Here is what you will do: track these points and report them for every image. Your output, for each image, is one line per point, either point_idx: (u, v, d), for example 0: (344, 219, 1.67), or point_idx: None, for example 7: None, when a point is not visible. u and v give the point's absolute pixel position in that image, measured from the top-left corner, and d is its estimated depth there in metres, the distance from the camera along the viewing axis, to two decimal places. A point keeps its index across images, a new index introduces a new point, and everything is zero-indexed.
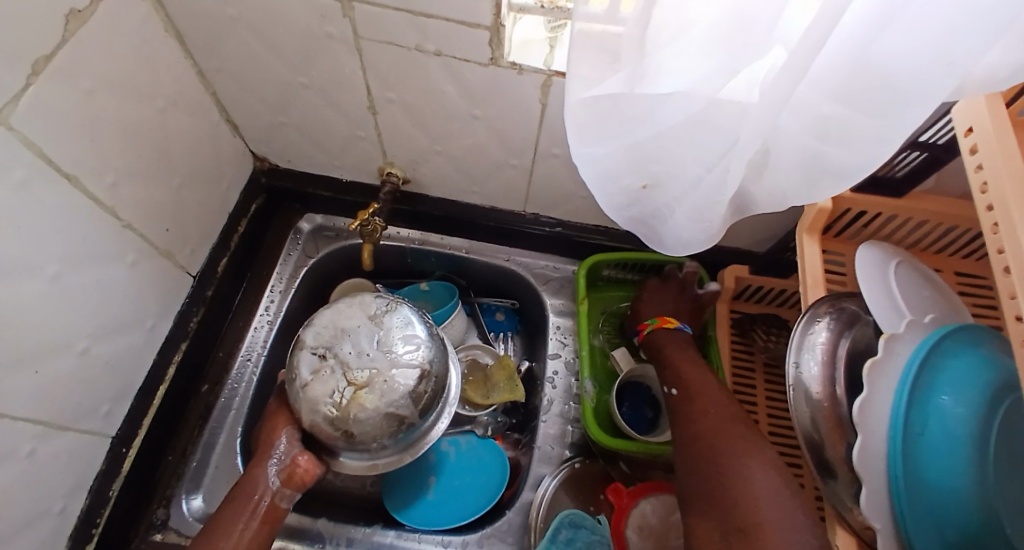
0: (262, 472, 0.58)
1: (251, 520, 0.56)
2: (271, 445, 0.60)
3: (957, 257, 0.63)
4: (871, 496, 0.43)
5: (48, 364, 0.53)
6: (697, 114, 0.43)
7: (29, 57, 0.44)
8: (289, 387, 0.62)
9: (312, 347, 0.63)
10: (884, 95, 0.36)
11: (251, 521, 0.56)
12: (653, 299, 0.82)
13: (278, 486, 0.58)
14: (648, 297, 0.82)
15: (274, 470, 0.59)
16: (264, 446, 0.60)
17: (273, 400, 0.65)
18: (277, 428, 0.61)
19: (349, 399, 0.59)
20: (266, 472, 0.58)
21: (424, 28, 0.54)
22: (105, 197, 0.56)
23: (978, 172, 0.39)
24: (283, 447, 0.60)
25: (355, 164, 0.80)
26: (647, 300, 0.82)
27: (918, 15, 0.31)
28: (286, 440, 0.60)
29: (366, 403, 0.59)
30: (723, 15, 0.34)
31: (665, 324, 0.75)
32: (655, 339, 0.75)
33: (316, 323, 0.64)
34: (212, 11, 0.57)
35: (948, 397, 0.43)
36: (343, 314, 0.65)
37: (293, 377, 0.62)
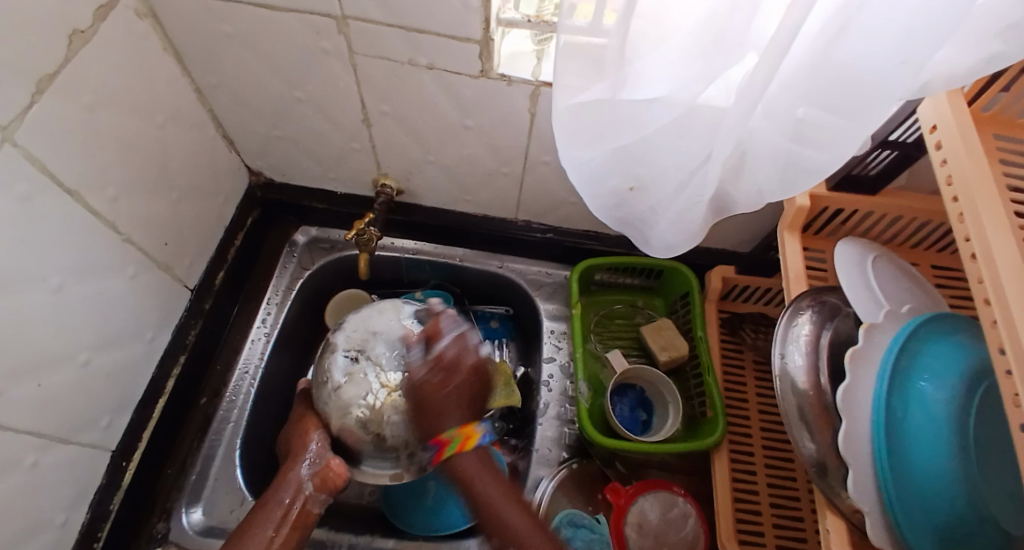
0: (296, 473, 0.59)
1: (280, 526, 0.55)
2: (303, 448, 0.61)
3: (932, 251, 0.66)
4: (859, 480, 0.45)
5: (50, 375, 0.53)
6: (677, 120, 0.45)
7: (34, 74, 0.46)
8: (317, 391, 0.65)
9: (343, 350, 0.66)
10: (846, 97, 0.39)
11: (279, 528, 0.55)
12: (441, 403, 0.58)
13: (311, 489, 0.58)
14: (451, 401, 0.58)
15: (308, 472, 0.59)
16: (296, 449, 0.61)
17: (299, 406, 0.67)
18: (309, 431, 0.63)
19: (381, 400, 0.62)
20: (300, 473, 0.59)
21: (416, 43, 0.57)
22: (106, 210, 0.57)
23: (943, 166, 0.41)
24: (316, 450, 0.61)
25: (350, 176, 0.82)
26: (440, 405, 0.59)
27: (871, 22, 0.34)
28: (318, 442, 0.61)
29: (398, 404, 0.62)
30: (699, 25, 0.37)
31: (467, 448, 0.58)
32: (461, 463, 0.59)
33: (344, 329, 0.68)
34: (211, 29, 0.59)
35: (927, 383, 0.45)
36: (374, 319, 0.68)
37: (324, 380, 0.64)
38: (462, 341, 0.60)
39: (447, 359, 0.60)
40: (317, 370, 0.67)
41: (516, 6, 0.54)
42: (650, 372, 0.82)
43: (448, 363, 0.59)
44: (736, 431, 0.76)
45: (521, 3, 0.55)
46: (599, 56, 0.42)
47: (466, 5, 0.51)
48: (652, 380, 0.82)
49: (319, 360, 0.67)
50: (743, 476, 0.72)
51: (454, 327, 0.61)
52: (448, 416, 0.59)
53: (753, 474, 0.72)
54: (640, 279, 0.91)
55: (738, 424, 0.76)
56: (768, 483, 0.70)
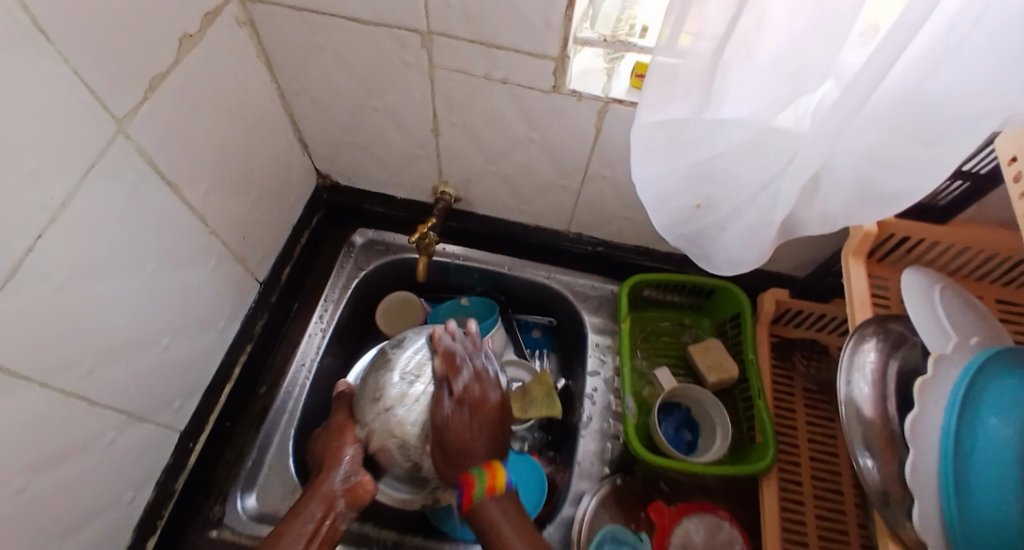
0: (328, 483, 0.60)
1: (312, 541, 0.56)
2: (337, 458, 0.62)
3: (996, 285, 0.64)
4: (923, 512, 0.44)
5: (135, 354, 0.57)
6: (754, 139, 0.46)
7: (148, 75, 0.50)
8: (363, 400, 0.66)
9: (396, 350, 0.69)
10: (933, 125, 0.39)
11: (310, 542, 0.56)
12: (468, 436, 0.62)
13: (342, 505, 0.60)
14: (478, 437, 0.62)
15: (339, 484, 0.60)
16: (330, 458, 0.63)
17: (338, 413, 0.68)
18: (345, 440, 0.64)
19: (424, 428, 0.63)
20: (331, 484, 0.60)
21: (494, 58, 0.59)
22: (197, 204, 0.61)
23: (1022, 198, 0.40)
24: (349, 464, 0.62)
25: (412, 182, 0.85)
26: (468, 435, 0.62)
27: (966, 59, 0.35)
28: (353, 454, 0.63)
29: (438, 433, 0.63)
30: (782, 55, 0.39)
31: (498, 484, 0.60)
32: (488, 511, 0.59)
33: (403, 339, 0.71)
34: (301, 40, 0.63)
35: (995, 419, 0.41)
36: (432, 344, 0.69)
37: (376, 391, 0.65)
38: (483, 377, 0.65)
39: (471, 393, 0.64)
40: (370, 380, 0.67)
41: (592, 25, 0.58)
42: (699, 392, 0.81)
43: (473, 397, 0.63)
44: (785, 458, 0.74)
45: (598, 23, 0.58)
46: (672, 76, 0.43)
47: (549, 24, 0.53)
48: (699, 400, 0.82)
49: (374, 371, 0.68)
50: (791, 505, 0.70)
51: (477, 360, 0.66)
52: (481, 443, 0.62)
53: (800, 503, 0.70)
54: (688, 298, 0.91)
55: (786, 452, 0.75)
56: (816, 514, 0.69)
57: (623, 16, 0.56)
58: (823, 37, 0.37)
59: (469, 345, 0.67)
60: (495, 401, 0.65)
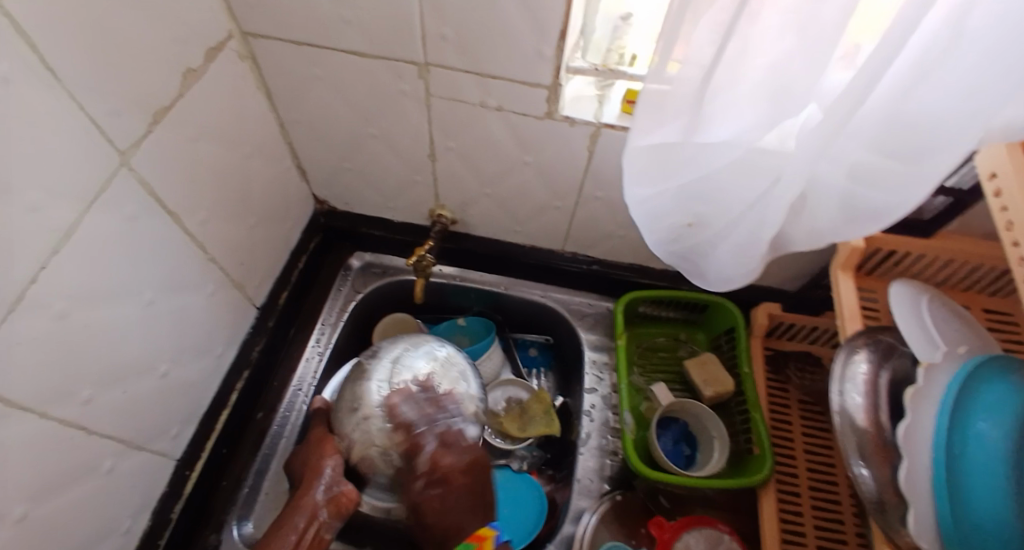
0: (311, 494, 0.61)
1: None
2: (318, 472, 0.63)
3: (984, 294, 0.65)
4: (919, 516, 0.45)
5: (134, 383, 0.57)
6: (741, 160, 0.48)
7: (150, 107, 0.51)
8: (342, 411, 0.68)
9: (372, 360, 0.70)
10: (914, 145, 0.41)
11: None
12: (451, 508, 0.60)
13: (326, 516, 0.60)
14: (456, 506, 0.60)
15: (321, 494, 0.61)
16: (312, 471, 0.63)
17: (321, 428, 0.69)
18: (325, 453, 0.64)
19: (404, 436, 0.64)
20: (314, 495, 0.61)
21: (489, 87, 0.61)
22: (196, 232, 0.62)
23: (1002, 212, 0.43)
24: (331, 474, 0.62)
25: (408, 207, 0.86)
26: (449, 507, 0.60)
27: (945, 80, 0.37)
28: (333, 466, 0.63)
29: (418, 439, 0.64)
30: (768, 79, 0.41)
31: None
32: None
33: (379, 351, 0.72)
34: (301, 72, 0.65)
35: (984, 421, 0.43)
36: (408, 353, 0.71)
37: (353, 402, 0.67)
38: (450, 437, 0.63)
39: (439, 466, 0.61)
40: (347, 393, 0.68)
41: (584, 55, 0.60)
42: (695, 405, 0.82)
43: (442, 471, 0.61)
44: (782, 470, 0.75)
45: (589, 52, 0.60)
46: (662, 100, 0.45)
47: (541, 54, 0.55)
48: (698, 415, 0.83)
49: (350, 384, 0.69)
50: (789, 516, 0.71)
51: (440, 422, 0.64)
52: (463, 515, 0.59)
53: (799, 514, 0.71)
54: (683, 313, 0.92)
55: (783, 463, 0.75)
56: (815, 525, 0.69)
57: (613, 46, 0.58)
58: (804, 65, 0.38)
59: (434, 402, 0.66)
60: (467, 460, 0.62)
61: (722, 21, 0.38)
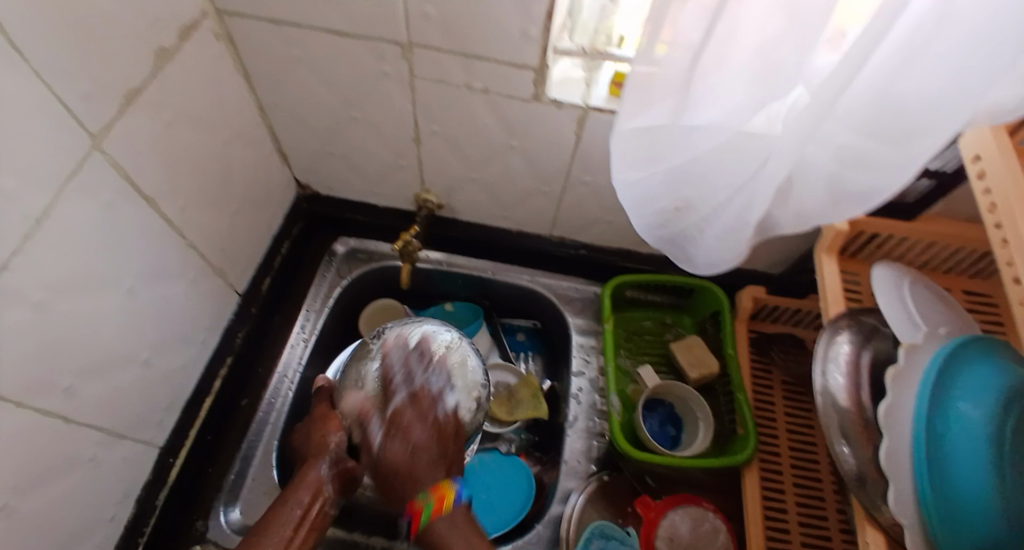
0: (315, 467, 0.58)
1: (300, 528, 0.55)
2: (323, 446, 0.60)
3: (966, 277, 0.67)
4: (899, 492, 0.46)
5: (115, 373, 0.56)
6: (727, 143, 0.48)
7: (122, 89, 0.48)
8: (343, 390, 0.65)
9: (377, 339, 0.69)
10: (900, 128, 0.42)
11: (297, 530, 0.55)
12: (410, 464, 0.58)
13: (330, 491, 0.58)
14: (419, 460, 0.58)
15: (325, 467, 0.58)
16: (317, 443, 0.60)
17: (319, 406, 0.65)
18: (329, 428, 0.61)
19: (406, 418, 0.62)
20: (319, 468, 0.58)
21: (474, 68, 0.60)
22: (176, 218, 0.60)
23: (986, 195, 0.43)
24: (335, 451, 0.59)
25: (394, 191, 0.85)
26: (409, 465, 0.58)
27: (932, 62, 0.36)
28: (338, 441, 0.60)
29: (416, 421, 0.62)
30: (756, 62, 0.40)
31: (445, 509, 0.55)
32: (436, 530, 0.55)
33: (384, 332, 0.70)
34: (280, 53, 0.63)
35: (965, 403, 0.44)
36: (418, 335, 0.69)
37: (358, 381, 0.65)
38: (423, 396, 0.63)
39: (403, 418, 0.61)
40: (348, 373, 0.67)
41: (571, 36, 0.59)
42: (680, 388, 0.83)
43: (403, 423, 0.60)
44: (764, 449, 0.76)
45: (576, 34, 0.59)
46: (649, 81, 0.44)
47: (527, 35, 0.54)
48: (682, 396, 0.84)
49: (354, 362, 0.68)
50: (772, 494, 0.72)
51: (419, 378, 0.64)
52: (421, 471, 0.57)
53: (782, 494, 0.72)
54: (669, 297, 0.93)
55: (767, 443, 0.77)
56: (797, 502, 0.71)
57: (600, 27, 0.57)
58: (792, 47, 0.38)
59: (419, 361, 0.66)
60: (434, 422, 0.61)
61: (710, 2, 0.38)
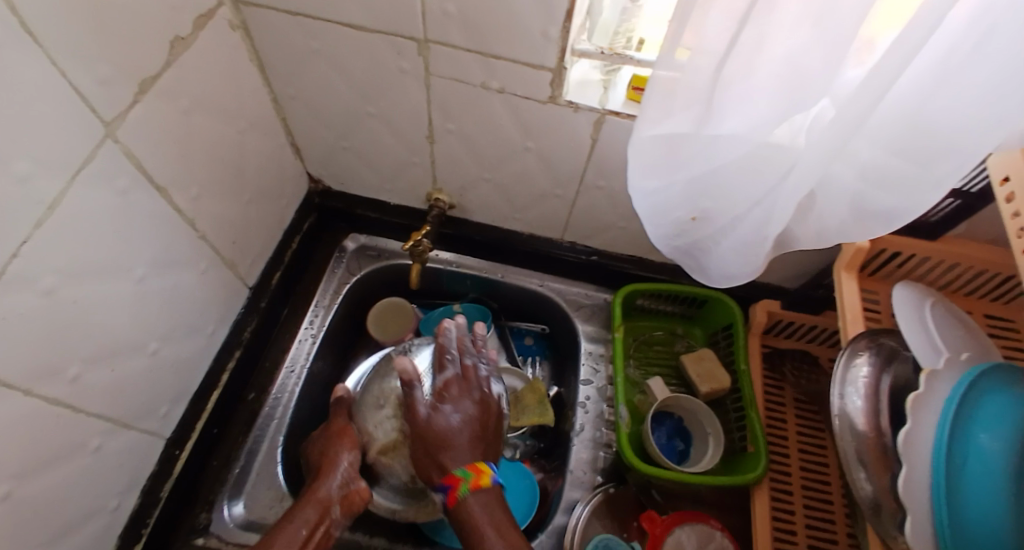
0: (325, 484, 0.57)
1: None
2: (333, 464, 0.60)
3: (983, 300, 0.65)
4: (915, 525, 0.44)
5: (122, 362, 0.56)
6: (750, 155, 0.46)
7: (139, 76, 0.48)
8: (364, 406, 0.66)
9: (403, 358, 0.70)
10: (931, 148, 0.40)
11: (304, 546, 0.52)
12: (444, 432, 0.57)
13: (337, 512, 0.56)
14: (459, 435, 0.57)
15: (336, 485, 0.58)
16: (327, 462, 0.60)
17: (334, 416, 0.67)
18: (343, 447, 0.62)
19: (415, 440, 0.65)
20: (329, 485, 0.57)
21: (491, 68, 0.59)
22: (188, 208, 0.60)
23: (1015, 218, 0.42)
24: (346, 468, 0.60)
25: (406, 189, 0.84)
26: (445, 437, 0.57)
27: (968, 81, 0.35)
28: (351, 461, 0.60)
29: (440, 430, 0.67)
30: (785, 72, 0.38)
31: (482, 485, 0.54)
32: (469, 504, 0.53)
33: (410, 349, 0.72)
34: (296, 44, 0.62)
35: (983, 434, 0.43)
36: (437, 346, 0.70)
37: (379, 399, 0.66)
38: (470, 374, 0.62)
39: (450, 392, 0.60)
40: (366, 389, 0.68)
41: (589, 37, 0.58)
42: (691, 401, 0.81)
43: (450, 396, 0.60)
44: (775, 468, 0.74)
45: (595, 35, 0.58)
46: (674, 88, 0.43)
47: (547, 36, 0.53)
48: (691, 409, 0.82)
49: (376, 377, 0.69)
50: (782, 515, 0.70)
51: (468, 357, 0.64)
52: (458, 448, 0.56)
53: (791, 514, 0.71)
54: (680, 307, 0.91)
55: (777, 462, 0.75)
56: (806, 524, 0.69)
57: (620, 29, 0.57)
58: (822, 59, 0.36)
59: (472, 345, 0.66)
60: (478, 398, 0.61)
61: (738, 7, 0.36)
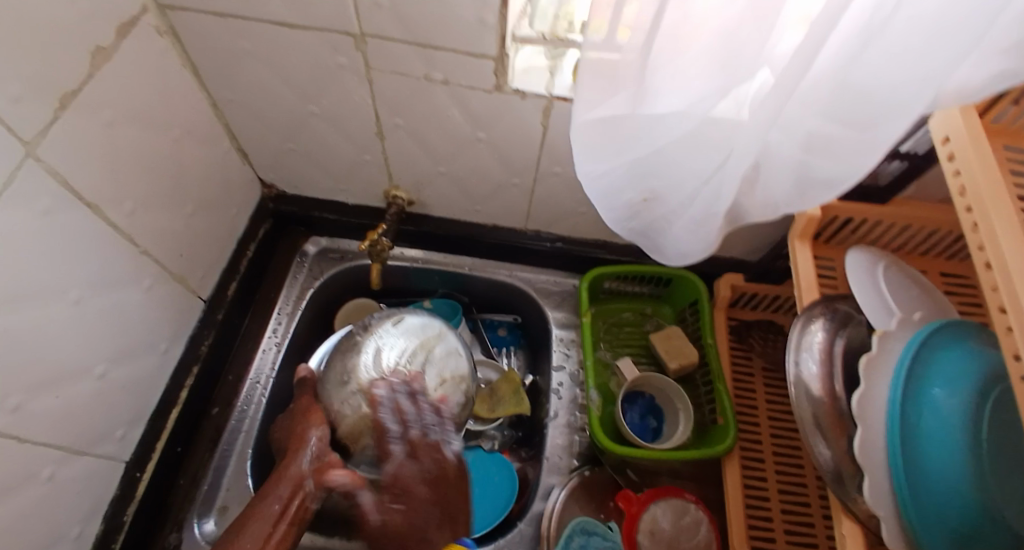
0: (295, 461, 0.55)
1: (277, 525, 0.50)
2: (304, 440, 0.57)
3: (940, 258, 0.66)
4: (874, 485, 0.45)
5: (67, 388, 0.54)
6: (693, 131, 0.46)
7: (56, 91, 0.46)
8: (329, 384, 0.64)
9: (363, 333, 0.68)
10: (866, 110, 0.40)
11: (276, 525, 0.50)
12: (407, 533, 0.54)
13: (310, 486, 0.53)
14: (424, 524, 0.55)
15: (307, 460, 0.55)
16: (297, 438, 0.57)
17: (303, 398, 0.64)
18: (312, 423, 0.59)
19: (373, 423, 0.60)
20: (299, 461, 0.55)
21: (431, 59, 0.58)
22: (123, 224, 0.58)
23: (955, 177, 0.42)
24: (316, 443, 0.57)
25: (362, 188, 0.83)
26: (405, 542, 0.54)
27: (897, 38, 0.35)
28: (320, 437, 0.57)
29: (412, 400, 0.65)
30: (717, 39, 0.38)
31: None
32: None
33: (370, 324, 0.70)
34: (228, 47, 0.60)
35: (939, 388, 0.44)
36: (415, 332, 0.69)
37: (342, 376, 0.63)
38: (420, 448, 0.58)
39: (400, 480, 0.55)
40: (331, 368, 0.65)
41: (531, 23, 0.57)
42: (659, 378, 0.83)
43: (401, 486, 0.55)
44: (745, 438, 0.76)
45: (536, 20, 0.57)
46: (612, 71, 0.42)
47: (484, 22, 0.52)
48: (661, 386, 0.83)
49: (340, 354, 0.67)
50: (753, 483, 0.72)
51: (413, 426, 0.59)
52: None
53: (764, 481, 0.72)
54: (648, 287, 0.92)
55: (748, 431, 0.76)
56: (779, 490, 0.71)
57: (561, 13, 0.56)
58: (752, 27, 0.36)
59: (422, 385, 0.63)
60: (433, 473, 0.57)
61: None
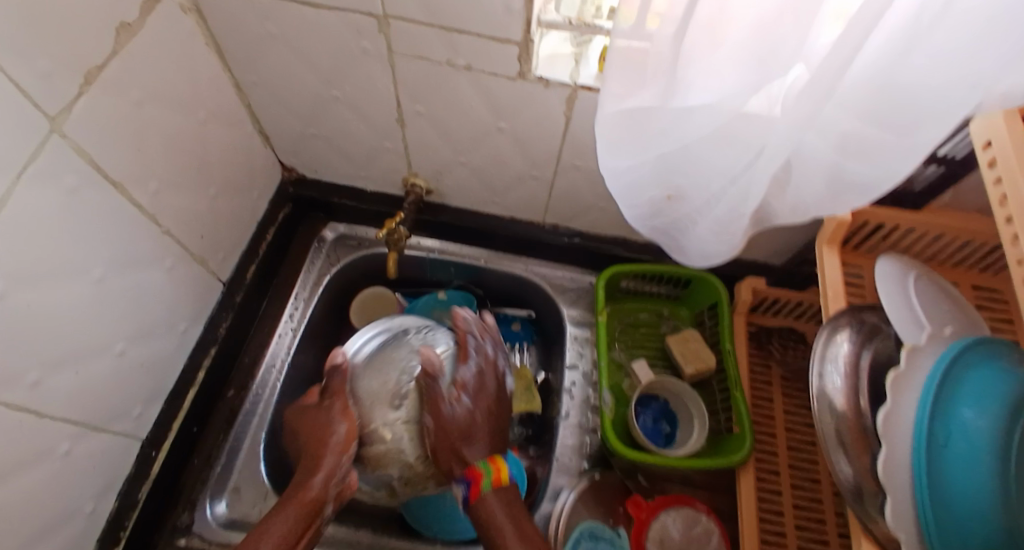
0: (315, 476, 0.55)
1: (300, 538, 0.52)
2: (326, 446, 0.57)
3: (975, 271, 0.63)
4: (895, 505, 0.43)
5: (87, 363, 0.55)
6: (722, 128, 0.44)
7: (84, 67, 0.46)
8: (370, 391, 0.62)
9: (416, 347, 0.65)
10: (906, 112, 0.38)
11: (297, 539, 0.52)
12: (464, 424, 0.58)
13: (330, 505, 0.55)
14: (478, 425, 0.58)
15: (331, 476, 0.55)
16: (321, 437, 0.57)
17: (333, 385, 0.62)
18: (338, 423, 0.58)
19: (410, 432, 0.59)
20: (319, 477, 0.55)
21: (456, 45, 0.57)
22: (147, 204, 0.59)
23: (997, 186, 0.40)
24: (342, 451, 0.57)
25: (381, 175, 0.82)
26: (456, 433, 0.57)
27: (944, 38, 0.32)
28: (347, 450, 0.57)
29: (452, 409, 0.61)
30: (749, 33, 0.36)
31: (502, 481, 0.56)
32: (488, 503, 0.55)
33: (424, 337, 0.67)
34: (254, 30, 0.60)
35: (969, 409, 0.41)
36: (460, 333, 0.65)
37: (385, 386, 0.61)
38: (476, 389, 0.60)
39: (456, 383, 0.60)
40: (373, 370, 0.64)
41: (557, 7, 0.55)
42: (673, 383, 0.81)
43: (457, 387, 0.59)
44: (763, 448, 0.74)
45: (563, 5, 0.55)
46: (640, 63, 0.41)
47: (510, 9, 0.51)
48: (675, 391, 0.82)
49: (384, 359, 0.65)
50: (769, 495, 0.70)
51: (464, 371, 0.61)
52: (474, 447, 0.57)
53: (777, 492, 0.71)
54: (666, 288, 0.90)
55: (764, 442, 0.75)
56: (793, 503, 0.69)
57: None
58: (789, 22, 0.34)
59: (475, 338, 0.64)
60: (488, 383, 0.61)
61: None
